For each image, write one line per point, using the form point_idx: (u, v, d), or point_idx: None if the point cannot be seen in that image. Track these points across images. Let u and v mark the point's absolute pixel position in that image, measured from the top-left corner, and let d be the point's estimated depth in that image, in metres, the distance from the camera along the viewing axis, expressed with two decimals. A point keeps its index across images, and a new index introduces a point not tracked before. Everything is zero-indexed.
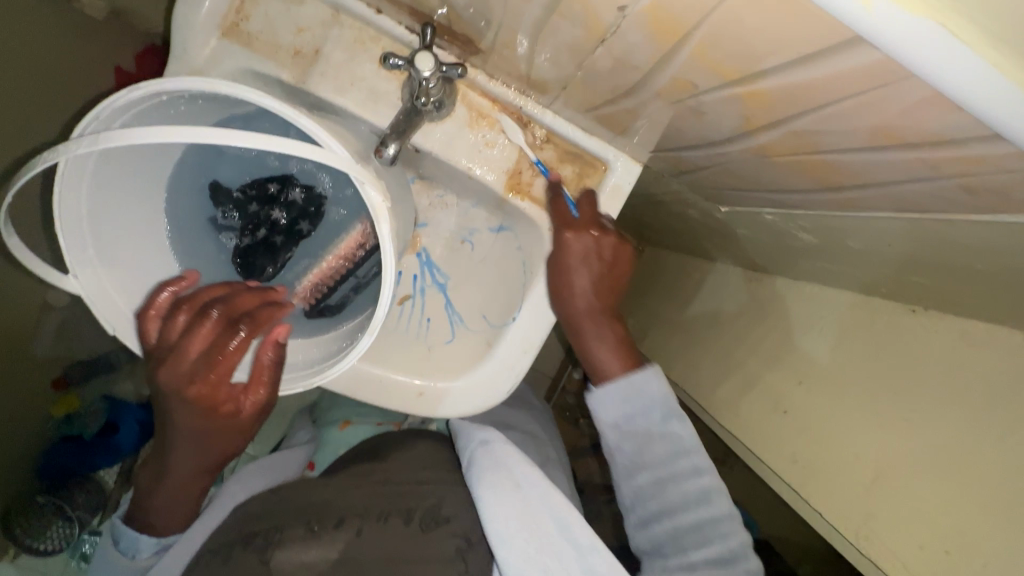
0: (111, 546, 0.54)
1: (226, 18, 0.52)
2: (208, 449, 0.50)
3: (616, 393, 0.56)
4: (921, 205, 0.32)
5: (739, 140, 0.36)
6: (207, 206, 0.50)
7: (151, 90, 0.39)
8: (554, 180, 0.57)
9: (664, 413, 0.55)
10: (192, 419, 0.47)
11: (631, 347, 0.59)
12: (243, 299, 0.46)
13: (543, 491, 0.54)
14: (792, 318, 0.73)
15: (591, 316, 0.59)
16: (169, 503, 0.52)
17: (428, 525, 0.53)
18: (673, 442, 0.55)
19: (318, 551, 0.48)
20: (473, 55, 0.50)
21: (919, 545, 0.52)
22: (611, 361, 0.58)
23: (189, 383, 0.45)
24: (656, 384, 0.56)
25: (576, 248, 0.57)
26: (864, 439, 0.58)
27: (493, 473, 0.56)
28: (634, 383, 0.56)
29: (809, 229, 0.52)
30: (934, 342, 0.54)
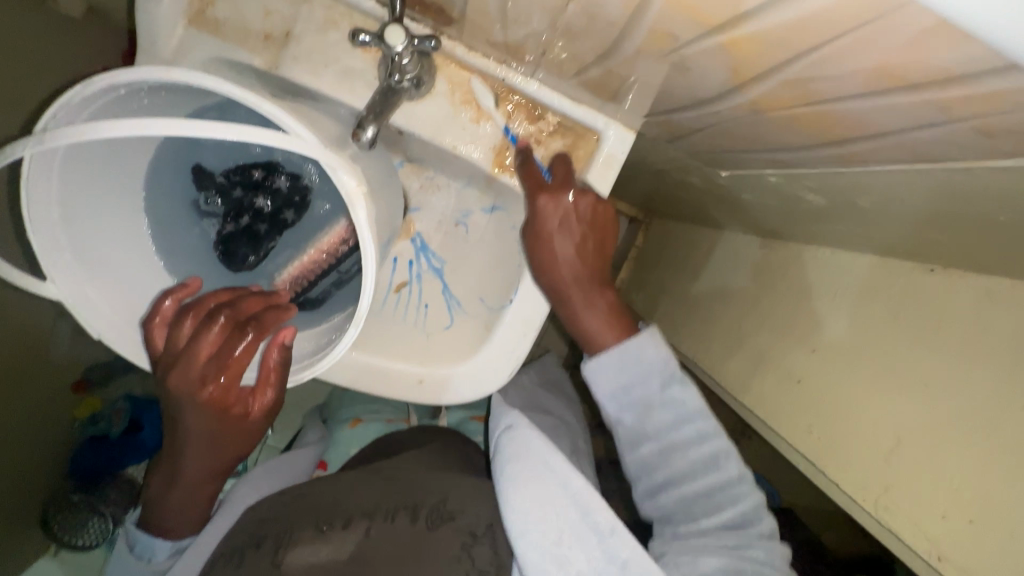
0: (128, 554, 0.53)
1: (191, 5, 0.50)
2: (221, 453, 0.49)
3: (608, 364, 0.52)
4: (938, 153, 0.29)
5: (730, 97, 0.34)
6: (190, 189, 0.49)
7: (108, 83, 0.37)
8: (523, 146, 0.55)
9: (665, 378, 0.51)
10: (203, 424, 0.46)
11: (623, 313, 0.54)
12: (249, 303, 0.45)
13: (561, 475, 0.51)
14: (806, 285, 0.70)
15: (580, 284, 0.54)
16: (183, 505, 0.52)
17: (435, 521, 0.51)
18: (676, 408, 0.51)
19: (328, 551, 0.48)
20: (448, 26, 0.47)
21: (941, 515, 0.49)
22: (605, 329, 0.53)
23: (199, 388, 0.44)
24: (654, 347, 0.52)
25: (553, 214, 0.53)
26: (882, 408, 0.55)
27: (515, 462, 0.54)
28: (628, 350, 0.52)
29: (817, 189, 0.49)
30: (955, 303, 0.51)
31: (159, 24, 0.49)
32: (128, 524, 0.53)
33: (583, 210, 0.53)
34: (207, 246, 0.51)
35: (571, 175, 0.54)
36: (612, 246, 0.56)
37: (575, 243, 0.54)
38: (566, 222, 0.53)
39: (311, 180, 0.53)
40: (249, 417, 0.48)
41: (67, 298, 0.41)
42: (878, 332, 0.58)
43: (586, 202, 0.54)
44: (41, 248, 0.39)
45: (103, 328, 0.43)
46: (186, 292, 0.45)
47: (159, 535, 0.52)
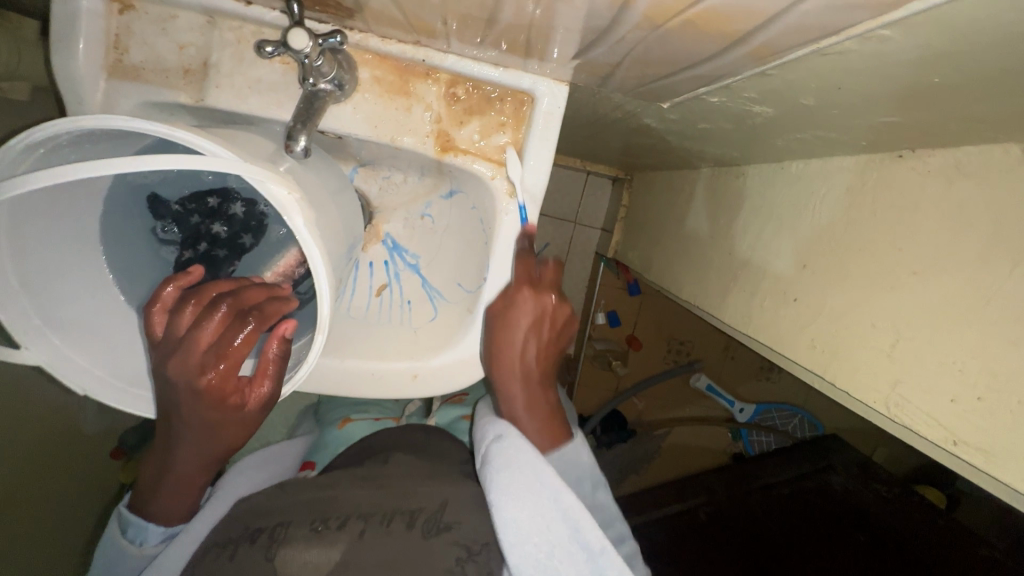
0: (120, 537, 0.54)
1: (107, 57, 0.50)
2: (215, 444, 0.49)
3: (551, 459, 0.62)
4: (837, 22, 0.28)
5: (624, 19, 0.33)
6: (146, 220, 0.50)
7: (27, 141, 0.38)
8: (530, 231, 0.58)
9: (593, 483, 0.64)
10: (201, 411, 0.45)
11: (556, 421, 0.63)
12: (252, 292, 0.46)
13: (556, 492, 0.55)
14: (784, 203, 0.69)
15: (526, 379, 0.61)
16: (174, 497, 0.53)
17: (430, 530, 0.53)
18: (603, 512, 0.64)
19: (321, 550, 0.49)
20: (353, 19, 0.47)
21: (950, 399, 0.46)
22: (539, 426, 0.62)
23: (198, 375, 0.43)
24: (584, 454, 0.64)
25: (529, 311, 0.58)
26: (877, 306, 0.53)
27: (508, 471, 0.56)
28: (566, 453, 0.63)
29: (759, 98, 0.48)
30: (927, 183, 0.49)
31: (79, 82, 0.49)
32: (119, 506, 0.54)
33: (552, 321, 0.59)
34: (165, 268, 0.52)
35: (555, 281, 0.60)
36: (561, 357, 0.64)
37: (537, 345, 0.60)
38: (537, 324, 0.59)
39: (266, 206, 0.53)
40: (247, 408, 0.47)
41: (41, 358, 0.42)
42: (859, 230, 0.57)
43: (553, 312, 0.59)
44: (6, 315, 0.40)
45: (86, 382, 0.44)
46: (187, 280, 0.46)
47: (153, 521, 0.53)
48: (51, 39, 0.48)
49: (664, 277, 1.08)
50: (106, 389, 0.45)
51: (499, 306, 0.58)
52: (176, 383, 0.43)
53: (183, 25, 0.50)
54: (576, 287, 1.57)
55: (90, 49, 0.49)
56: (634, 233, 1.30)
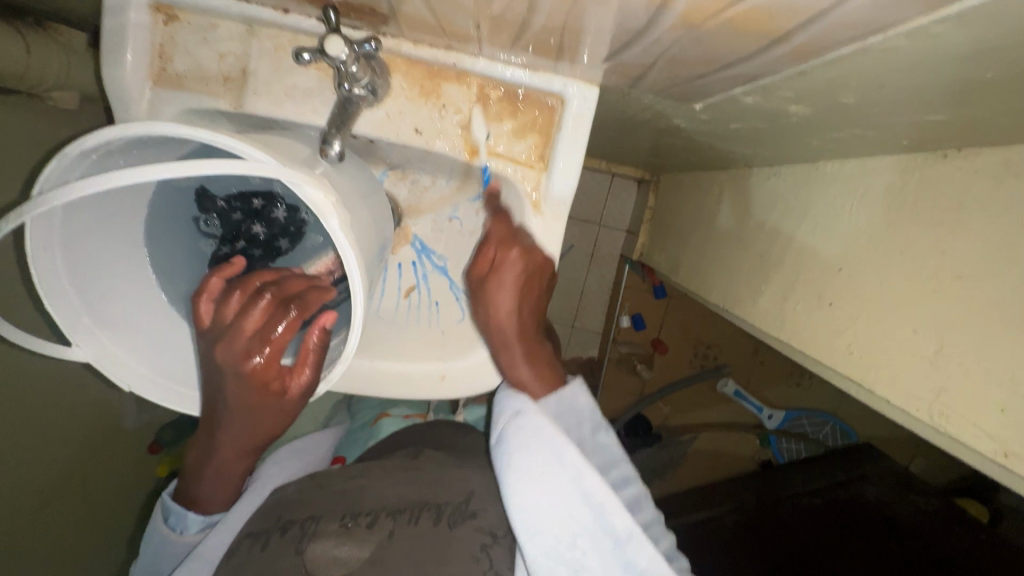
0: (161, 524, 0.56)
1: (152, 66, 0.52)
2: (256, 431, 0.50)
3: (549, 407, 0.57)
4: (884, 19, 0.27)
5: (661, 20, 0.33)
6: (191, 210, 0.51)
7: (80, 149, 0.40)
8: (491, 192, 0.58)
9: (593, 425, 0.59)
10: (245, 395, 0.46)
11: (550, 368, 0.60)
12: (294, 283, 0.48)
13: (576, 474, 0.52)
14: (818, 204, 0.68)
15: (517, 335, 0.58)
16: (214, 484, 0.54)
17: (456, 521, 0.54)
18: (603, 453, 0.58)
19: (350, 547, 0.51)
20: (386, 25, 0.47)
21: (999, 409, 0.44)
22: (535, 382, 0.58)
23: (244, 361, 0.44)
24: (580, 395, 0.59)
25: (510, 267, 0.55)
26: (921, 310, 0.52)
27: (524, 450, 0.54)
28: (562, 398, 0.58)
29: (796, 98, 0.47)
30: (975, 184, 0.47)
31: (126, 90, 0.51)
32: (163, 495, 0.56)
33: (531, 264, 0.56)
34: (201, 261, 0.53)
35: (512, 228, 0.57)
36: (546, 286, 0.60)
37: (515, 301, 0.57)
38: (525, 286, 0.56)
39: (307, 214, 0.55)
40: (289, 395, 0.47)
41: (90, 354, 0.44)
42: (897, 234, 0.55)
43: (536, 259, 0.56)
44: (59, 314, 0.42)
45: (132, 380, 0.46)
46: (230, 271, 0.48)
47: (192, 509, 0.55)
48: (101, 51, 0.50)
49: (692, 278, 1.06)
50: (151, 387, 0.47)
51: (480, 261, 0.57)
52: (223, 368, 0.45)
53: (224, 35, 0.52)
54: (601, 290, 1.56)
55: (136, 59, 0.51)
56: (660, 235, 1.28)
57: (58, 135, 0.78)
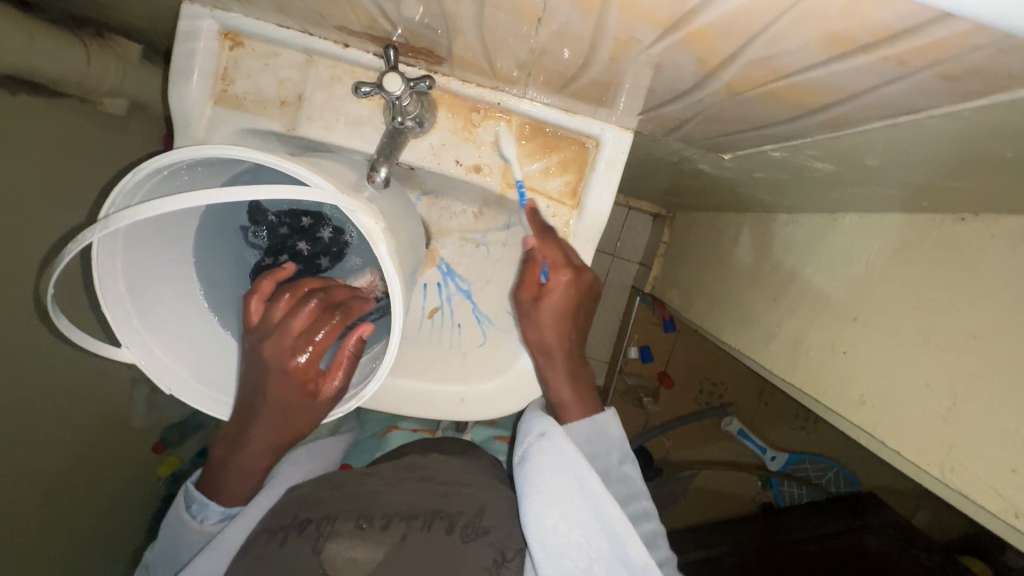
0: (183, 511, 0.57)
1: (215, 87, 0.55)
2: (285, 432, 0.51)
3: (581, 432, 0.58)
4: (917, 103, 0.29)
5: (706, 84, 0.35)
6: (240, 216, 0.54)
7: (152, 168, 0.43)
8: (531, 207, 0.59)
9: (621, 455, 0.59)
10: (282, 394, 0.48)
11: (589, 391, 0.61)
12: (338, 291, 0.52)
13: (597, 502, 0.52)
14: (832, 255, 0.70)
15: (564, 354, 0.59)
16: (232, 483, 0.55)
17: (468, 535, 0.54)
18: (629, 485, 0.58)
19: (365, 549, 0.51)
20: (440, 64, 0.51)
21: (1011, 470, 0.46)
22: (574, 402, 0.60)
23: (289, 358, 0.47)
24: (614, 426, 0.60)
25: (558, 291, 0.57)
26: (935, 366, 0.53)
27: (546, 474, 0.54)
28: (597, 425, 0.59)
29: (821, 156, 0.49)
30: (991, 249, 0.49)
31: (189, 107, 0.55)
32: (187, 483, 0.57)
33: (582, 287, 0.58)
34: (244, 271, 0.56)
35: (568, 256, 0.58)
36: (590, 311, 0.61)
37: (561, 316, 0.58)
38: (572, 310, 0.58)
39: (351, 236, 0.59)
40: (321, 399, 0.49)
41: (138, 358, 0.46)
42: (913, 290, 0.57)
43: (584, 281, 0.58)
44: (114, 320, 0.44)
45: (174, 384, 0.48)
46: (280, 276, 0.51)
47: (213, 500, 0.56)
48: (170, 71, 0.54)
49: (704, 316, 1.07)
50: (191, 392, 0.48)
51: (529, 281, 0.58)
52: (269, 364, 0.47)
53: (284, 62, 0.55)
54: (610, 320, 1.57)
55: (201, 80, 0.54)
56: (674, 270, 1.30)
57: (107, 140, 0.82)
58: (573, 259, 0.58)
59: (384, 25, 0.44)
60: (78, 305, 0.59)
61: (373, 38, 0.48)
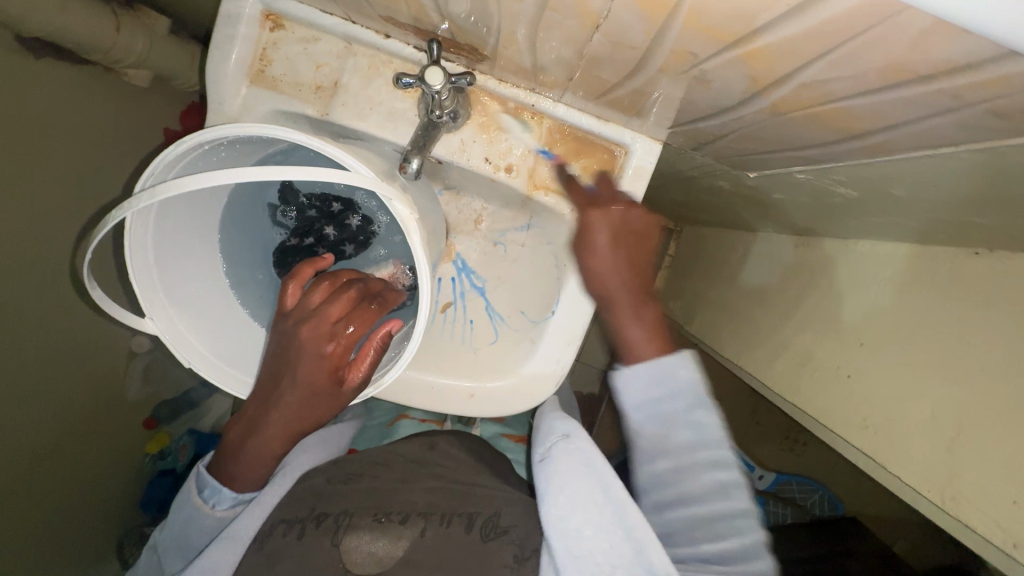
0: (194, 495, 0.54)
1: (252, 66, 0.55)
2: (303, 420, 0.50)
3: (643, 375, 0.53)
4: (959, 138, 0.30)
5: (751, 102, 0.36)
6: (271, 194, 0.54)
7: (193, 143, 0.43)
8: (558, 164, 0.59)
9: (692, 401, 0.52)
10: (311, 379, 0.48)
11: (664, 331, 0.56)
12: (374, 281, 0.53)
13: (620, 508, 0.52)
14: (838, 279, 0.71)
15: (625, 291, 0.56)
16: (244, 469, 0.53)
17: (488, 533, 0.57)
18: (696, 429, 0.51)
19: (385, 543, 0.55)
20: (481, 62, 0.51)
21: (1011, 501, 0.48)
22: (643, 342, 0.54)
23: (325, 343, 0.47)
24: (686, 369, 0.52)
25: (604, 223, 0.56)
26: (941, 395, 0.54)
27: (569, 476, 0.56)
28: (662, 367, 0.53)
29: (847, 183, 0.50)
30: (1004, 284, 0.50)
31: (225, 85, 0.55)
32: (198, 466, 0.55)
33: (632, 222, 0.56)
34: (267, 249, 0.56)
35: (614, 192, 0.58)
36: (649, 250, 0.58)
37: (615, 250, 0.56)
38: (619, 240, 0.56)
39: (378, 227, 0.59)
40: (346, 388, 0.49)
41: (160, 330, 0.46)
42: (923, 318, 0.58)
43: (634, 217, 0.56)
44: (139, 288, 0.44)
45: (193, 357, 0.48)
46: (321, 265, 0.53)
47: (225, 486, 0.54)
48: (210, 47, 0.54)
49: (706, 331, 1.08)
50: (209, 367, 0.49)
51: (580, 224, 0.58)
52: (303, 347, 0.47)
53: (323, 48, 0.56)
54: None
55: (239, 58, 0.55)
56: (678, 283, 1.31)
57: (130, 111, 0.82)
58: (620, 194, 0.58)
59: (432, 19, 0.44)
60: (100, 275, 0.59)
61: (417, 30, 0.49)
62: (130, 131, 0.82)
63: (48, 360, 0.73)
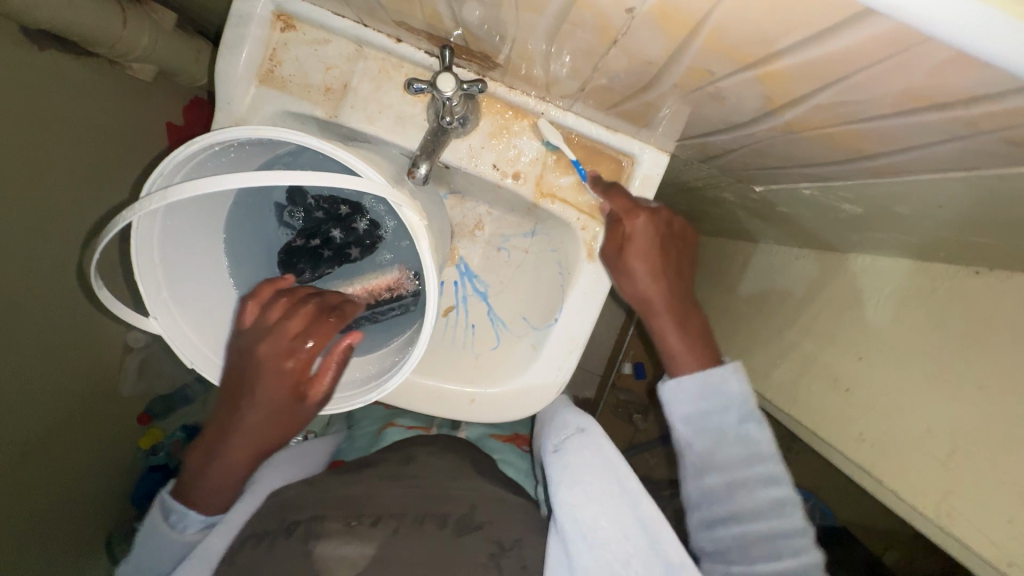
0: (161, 522, 0.55)
1: (261, 66, 0.55)
2: (266, 436, 0.50)
3: (693, 387, 0.57)
4: (971, 163, 0.30)
5: (764, 120, 0.36)
6: (280, 195, 0.55)
7: (203, 144, 0.43)
8: (591, 176, 0.58)
9: (743, 415, 0.56)
10: (274, 395, 0.48)
11: (708, 345, 0.59)
12: (332, 292, 0.53)
13: (635, 499, 0.54)
14: (839, 294, 0.71)
15: (665, 303, 0.58)
16: (210, 489, 0.54)
17: (463, 529, 0.56)
18: (749, 446, 0.55)
19: (357, 545, 0.52)
20: (492, 69, 0.51)
21: (1007, 520, 0.48)
22: (687, 354, 0.58)
23: (284, 358, 0.47)
24: (736, 383, 0.56)
25: (642, 234, 0.57)
26: (939, 412, 0.55)
27: (586, 467, 0.57)
28: (712, 380, 0.56)
29: (852, 199, 0.50)
30: (1005, 303, 0.51)
31: (234, 84, 0.55)
32: (163, 494, 0.56)
33: (658, 226, 0.58)
34: (272, 249, 0.56)
35: (636, 200, 0.57)
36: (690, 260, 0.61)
37: (652, 267, 0.57)
38: (659, 258, 0.58)
39: (385, 231, 0.60)
40: (308, 404, 0.49)
41: (163, 330, 0.46)
42: (922, 334, 0.58)
43: (659, 220, 0.58)
44: (144, 287, 0.44)
45: (196, 359, 0.48)
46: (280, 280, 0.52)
47: (193, 509, 0.55)
48: (220, 47, 0.54)
49: None
50: (212, 369, 0.49)
51: (613, 236, 0.58)
52: (262, 365, 0.47)
53: (334, 50, 0.55)
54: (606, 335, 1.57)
55: (249, 58, 0.54)
56: None
57: (134, 106, 0.81)
58: (645, 203, 0.58)
59: (446, 25, 0.44)
60: (103, 271, 0.58)
61: (429, 36, 0.49)
62: (133, 126, 0.82)
63: (44, 354, 0.72)
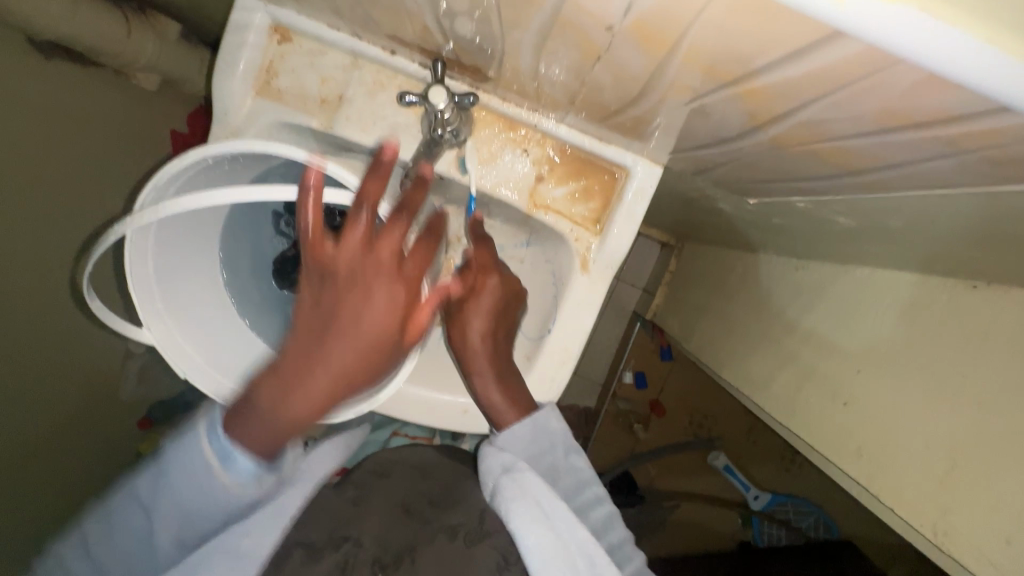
0: (202, 459, 0.46)
1: (258, 78, 0.56)
2: (359, 368, 0.43)
3: (522, 433, 0.59)
4: (956, 180, 0.30)
5: (750, 135, 0.36)
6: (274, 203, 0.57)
7: (197, 157, 0.44)
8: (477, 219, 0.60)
9: (566, 448, 0.61)
10: (381, 325, 0.42)
11: (524, 396, 0.61)
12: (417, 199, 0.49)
13: (570, 525, 0.53)
14: (836, 306, 0.71)
15: (488, 358, 0.61)
16: (262, 439, 0.44)
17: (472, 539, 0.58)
18: (574, 474, 0.61)
19: None
20: (484, 82, 0.52)
21: (1005, 540, 0.47)
22: (506, 408, 0.60)
23: (395, 284, 0.43)
24: (555, 422, 0.61)
25: (482, 294, 0.61)
26: (936, 428, 0.54)
27: (520, 502, 0.54)
28: (538, 422, 0.60)
29: (845, 213, 0.50)
30: (1002, 319, 0.50)
31: (231, 95, 0.56)
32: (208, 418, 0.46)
33: (504, 294, 0.62)
34: (267, 257, 0.58)
35: (490, 259, 0.62)
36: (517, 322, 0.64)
37: (489, 321, 0.61)
38: (497, 312, 0.61)
39: None
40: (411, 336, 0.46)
41: (155, 339, 0.46)
42: (919, 348, 0.58)
43: (509, 286, 0.62)
44: (137, 296, 0.45)
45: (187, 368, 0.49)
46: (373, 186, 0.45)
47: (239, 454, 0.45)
48: (217, 59, 0.55)
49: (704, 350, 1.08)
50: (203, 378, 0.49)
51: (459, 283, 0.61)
52: (371, 291, 0.42)
53: (330, 62, 0.56)
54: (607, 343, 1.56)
55: (246, 70, 0.55)
56: (677, 300, 1.31)
57: (137, 115, 0.82)
58: (496, 264, 0.62)
59: (437, 39, 0.45)
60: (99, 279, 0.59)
61: (422, 49, 0.49)
62: (136, 134, 0.83)
63: (44, 360, 0.73)
